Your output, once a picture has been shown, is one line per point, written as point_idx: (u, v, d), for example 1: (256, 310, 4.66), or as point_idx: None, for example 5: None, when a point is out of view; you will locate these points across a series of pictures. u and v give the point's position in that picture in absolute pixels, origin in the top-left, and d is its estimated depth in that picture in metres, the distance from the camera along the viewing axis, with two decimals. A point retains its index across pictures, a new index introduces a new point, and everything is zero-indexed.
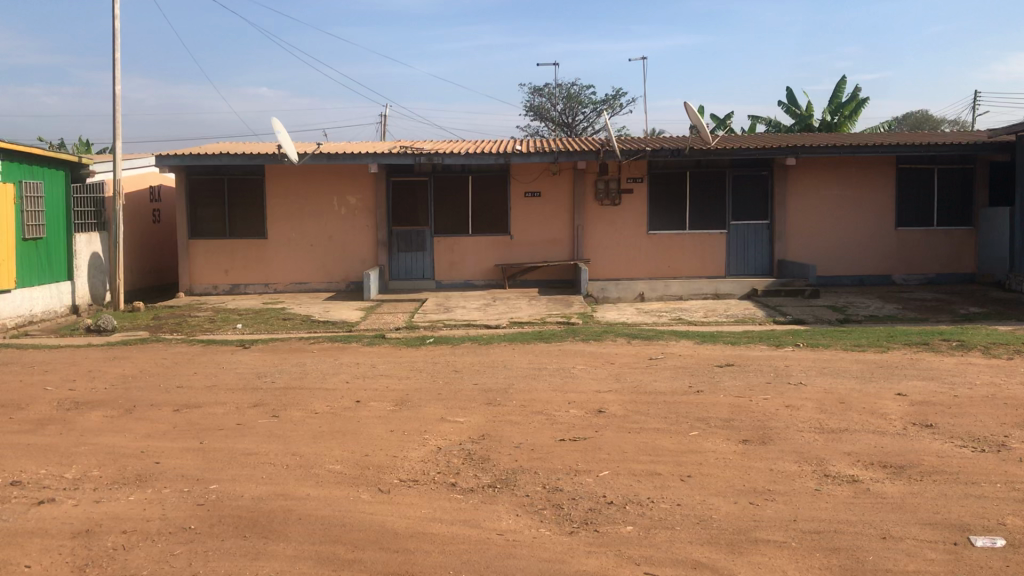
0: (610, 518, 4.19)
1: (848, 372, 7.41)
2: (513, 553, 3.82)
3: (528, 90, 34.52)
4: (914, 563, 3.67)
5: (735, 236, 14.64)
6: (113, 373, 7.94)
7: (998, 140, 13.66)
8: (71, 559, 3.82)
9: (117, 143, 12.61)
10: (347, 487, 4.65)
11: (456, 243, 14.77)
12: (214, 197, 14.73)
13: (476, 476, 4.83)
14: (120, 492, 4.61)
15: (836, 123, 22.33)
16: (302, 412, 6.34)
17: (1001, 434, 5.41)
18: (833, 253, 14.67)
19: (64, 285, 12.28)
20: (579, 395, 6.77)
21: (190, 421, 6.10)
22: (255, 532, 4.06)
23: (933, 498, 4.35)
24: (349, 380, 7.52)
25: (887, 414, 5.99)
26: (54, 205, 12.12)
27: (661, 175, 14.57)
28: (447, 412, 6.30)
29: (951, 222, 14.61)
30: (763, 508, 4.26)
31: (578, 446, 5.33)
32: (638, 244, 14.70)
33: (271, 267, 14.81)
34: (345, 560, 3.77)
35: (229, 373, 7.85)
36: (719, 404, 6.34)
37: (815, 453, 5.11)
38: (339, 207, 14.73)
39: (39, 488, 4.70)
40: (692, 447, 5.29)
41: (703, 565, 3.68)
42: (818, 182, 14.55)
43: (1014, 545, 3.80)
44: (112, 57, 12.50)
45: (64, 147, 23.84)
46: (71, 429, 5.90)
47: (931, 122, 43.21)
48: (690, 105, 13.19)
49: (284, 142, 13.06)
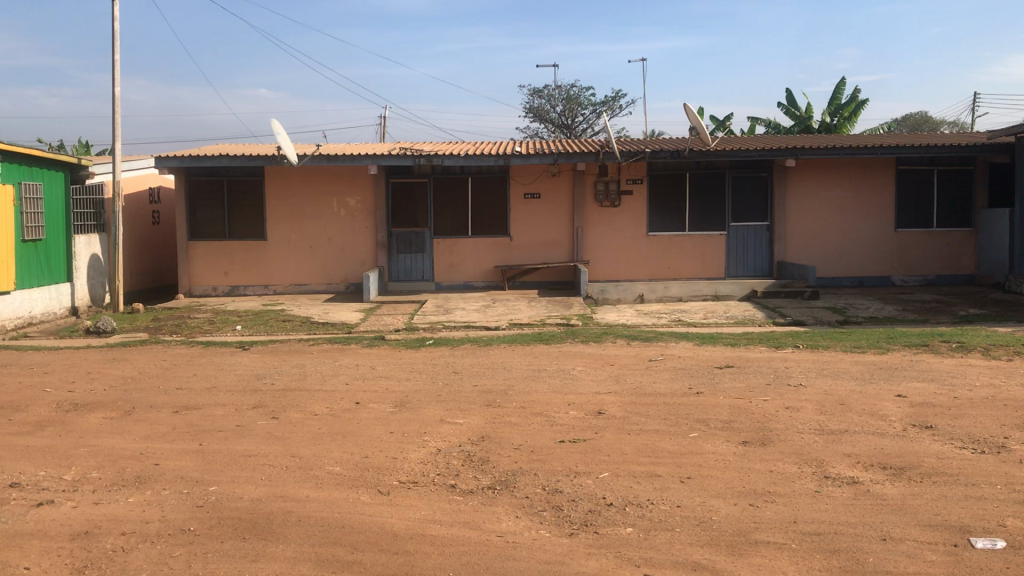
0: (610, 520, 4.18)
1: (847, 374, 7.40)
2: (513, 555, 3.81)
3: (528, 93, 34.58)
4: (914, 565, 3.66)
5: (735, 237, 14.63)
6: (112, 374, 7.93)
7: (998, 141, 13.66)
8: (70, 561, 3.81)
9: (117, 144, 12.61)
10: (347, 489, 4.64)
11: (455, 245, 14.77)
12: (214, 198, 14.72)
13: (476, 478, 4.83)
14: (120, 494, 4.60)
15: (836, 124, 22.35)
16: (301, 414, 6.33)
17: (1001, 435, 5.41)
18: (833, 254, 14.67)
19: (63, 287, 12.27)
20: (579, 397, 6.77)
21: (189, 423, 6.09)
22: (254, 534, 4.05)
23: (934, 500, 4.34)
24: (349, 382, 7.51)
25: (887, 415, 5.98)
26: (53, 207, 12.11)
27: (660, 176, 14.57)
28: (447, 414, 6.30)
29: (951, 223, 14.62)
30: (763, 510, 4.26)
31: (578, 448, 5.33)
32: (638, 245, 14.70)
33: (271, 268, 14.81)
34: (344, 562, 3.76)
35: (229, 375, 7.85)
36: (719, 405, 6.34)
37: (815, 455, 5.11)
38: (338, 209, 14.72)
39: (38, 490, 4.69)
40: (692, 449, 5.28)
41: (704, 566, 3.68)
42: (818, 184, 14.55)
43: (1015, 547, 3.79)
44: (112, 59, 12.50)
45: (64, 148, 23.84)
46: (70, 431, 5.89)
47: (930, 124, 43.28)
48: (690, 106, 13.19)
49: (283, 143, 13.05)
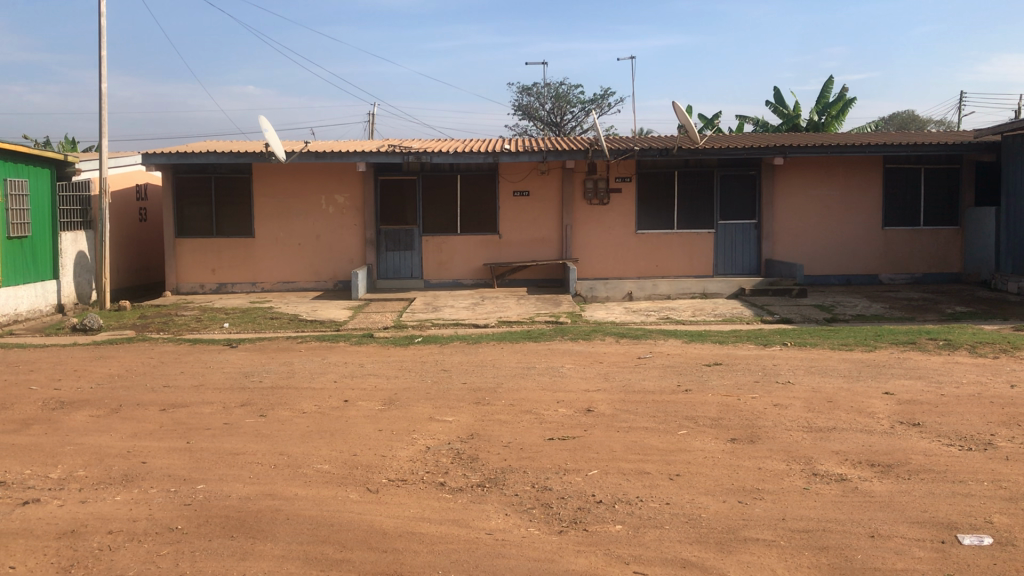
0: (599, 517, 4.18)
1: (836, 371, 7.44)
2: (502, 553, 3.80)
3: (517, 90, 34.70)
4: (902, 561, 3.68)
5: (722, 235, 14.69)
6: (98, 372, 7.86)
7: (984, 140, 13.75)
8: (56, 559, 3.78)
9: (104, 141, 12.51)
10: (335, 487, 4.62)
11: (444, 242, 14.74)
12: (202, 195, 14.63)
13: (465, 476, 4.81)
14: (107, 493, 4.56)
15: (823, 123, 22.48)
16: (289, 412, 6.29)
17: (988, 433, 5.43)
18: (820, 253, 14.74)
19: (49, 284, 12.16)
20: (567, 395, 6.76)
21: (177, 421, 6.04)
22: (242, 532, 4.02)
23: (922, 497, 4.36)
24: (337, 379, 7.48)
25: (875, 413, 6.01)
26: (40, 204, 12.02)
27: (649, 175, 14.59)
28: (436, 412, 6.28)
29: (937, 222, 14.70)
30: (752, 507, 4.27)
31: (568, 446, 5.31)
32: (626, 243, 14.72)
33: (259, 266, 14.73)
34: (333, 560, 3.75)
35: (216, 373, 7.80)
36: (708, 403, 6.35)
37: (803, 453, 5.12)
38: (326, 207, 14.66)
39: (23, 488, 4.64)
40: (681, 446, 5.28)
41: (693, 564, 3.68)
42: (806, 183, 14.61)
43: (1001, 543, 3.82)
44: (99, 55, 12.40)
45: (50, 144, 23.68)
46: (56, 429, 5.84)
47: (916, 123, 43.64)
48: (679, 105, 13.18)
49: (272, 140, 12.96)
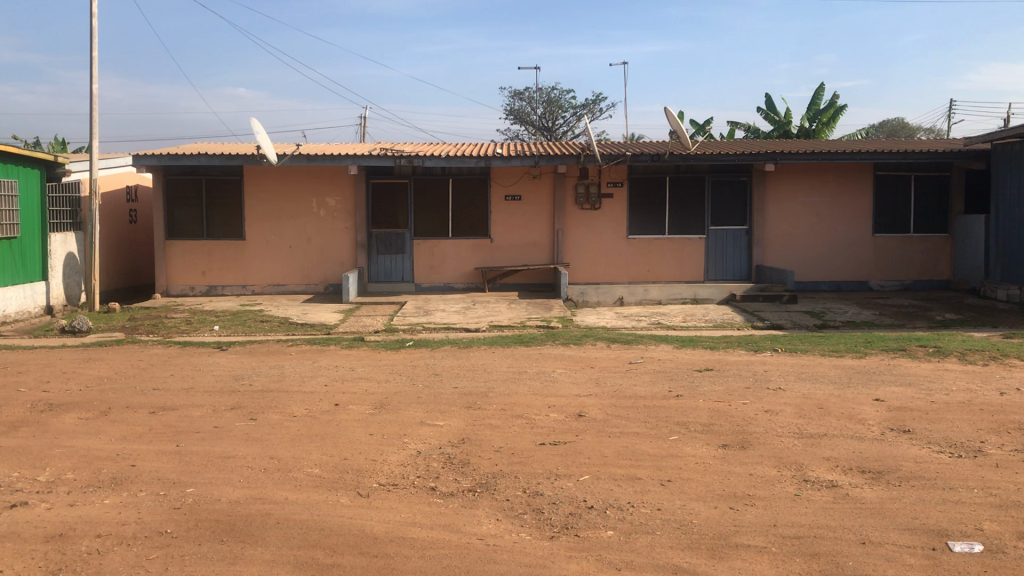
0: (591, 523, 4.17)
1: (826, 377, 7.48)
2: (494, 559, 3.79)
3: (509, 94, 34.85)
4: (893, 567, 3.70)
5: (714, 241, 14.74)
6: (87, 375, 7.79)
7: (975, 148, 13.84)
8: (43, 563, 3.75)
9: (94, 142, 12.44)
10: (325, 491, 4.61)
11: (436, 246, 14.74)
12: (192, 197, 14.57)
13: (456, 481, 4.80)
14: (96, 496, 4.52)
15: (813, 130, 22.62)
16: (279, 416, 6.26)
17: (977, 440, 5.46)
18: (811, 259, 14.81)
19: (38, 286, 12.09)
20: (558, 399, 6.76)
21: (166, 424, 6.00)
22: (232, 536, 4.00)
23: (913, 504, 4.38)
24: (328, 383, 7.46)
25: (865, 419, 6.04)
26: (29, 205, 11.93)
27: (641, 181, 14.64)
28: (427, 416, 6.26)
29: (927, 230, 14.80)
30: (744, 513, 4.28)
31: (559, 451, 5.32)
32: (618, 248, 14.75)
33: (250, 268, 14.68)
34: (324, 565, 3.73)
35: (206, 376, 7.75)
36: (699, 409, 6.37)
37: (795, 459, 5.13)
38: (318, 210, 14.62)
39: (10, 491, 4.60)
40: (673, 452, 5.29)
41: (683, 569, 3.69)
42: (798, 189, 14.67)
43: (991, 550, 3.84)
44: (90, 56, 12.34)
45: (40, 145, 23.51)
46: (44, 431, 5.80)
47: (907, 130, 44.00)
48: (671, 111, 13.20)
49: (262, 142, 12.92)
